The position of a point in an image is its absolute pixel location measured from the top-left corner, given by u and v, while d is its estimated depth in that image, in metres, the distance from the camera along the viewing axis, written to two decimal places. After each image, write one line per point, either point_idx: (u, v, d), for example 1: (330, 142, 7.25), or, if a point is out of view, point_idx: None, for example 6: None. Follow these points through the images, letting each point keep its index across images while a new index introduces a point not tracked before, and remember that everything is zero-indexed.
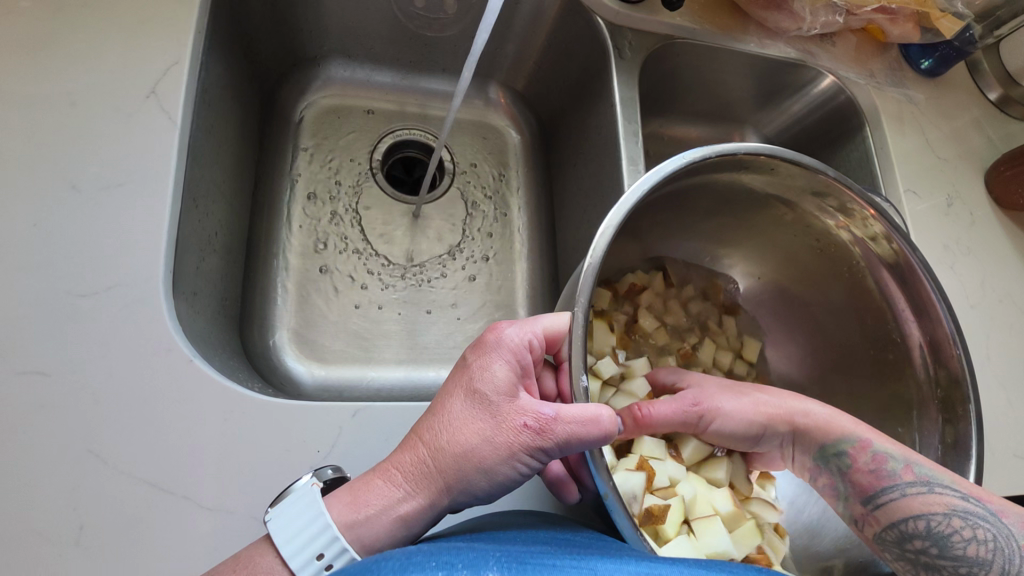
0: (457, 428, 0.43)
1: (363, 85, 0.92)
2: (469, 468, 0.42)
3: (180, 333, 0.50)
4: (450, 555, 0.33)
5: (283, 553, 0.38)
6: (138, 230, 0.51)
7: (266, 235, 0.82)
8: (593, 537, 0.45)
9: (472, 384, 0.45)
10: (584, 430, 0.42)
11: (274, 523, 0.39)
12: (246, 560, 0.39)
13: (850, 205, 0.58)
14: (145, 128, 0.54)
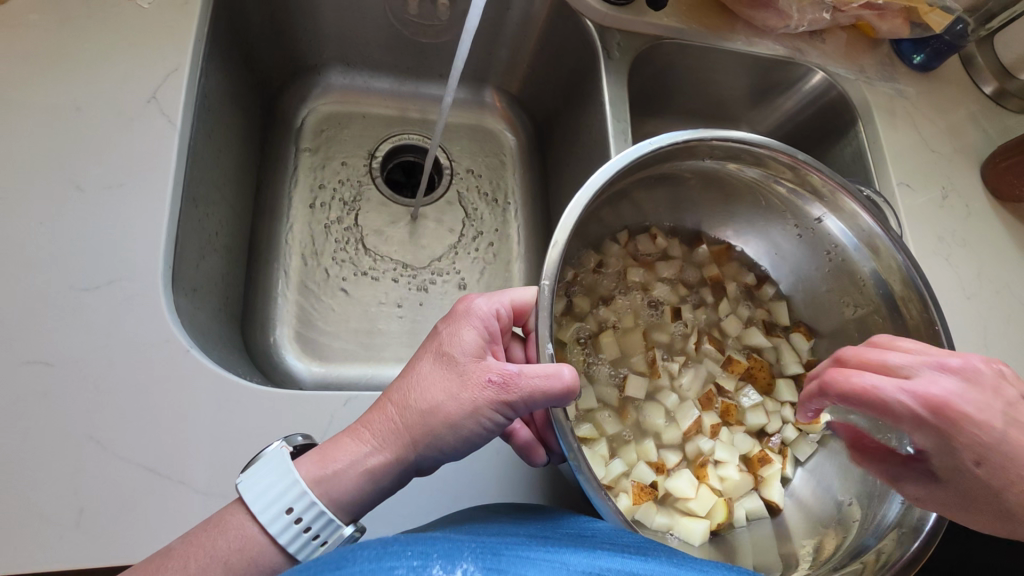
0: (425, 387, 0.44)
1: (362, 91, 0.95)
2: (435, 424, 0.43)
3: (178, 326, 0.52)
4: (425, 545, 0.34)
5: (254, 512, 0.40)
6: (140, 228, 0.53)
7: (267, 236, 0.85)
8: (563, 523, 0.46)
9: (441, 348, 0.46)
10: (547, 384, 0.43)
11: (245, 485, 0.40)
12: (219, 518, 0.40)
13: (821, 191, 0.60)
14: (146, 131, 0.56)
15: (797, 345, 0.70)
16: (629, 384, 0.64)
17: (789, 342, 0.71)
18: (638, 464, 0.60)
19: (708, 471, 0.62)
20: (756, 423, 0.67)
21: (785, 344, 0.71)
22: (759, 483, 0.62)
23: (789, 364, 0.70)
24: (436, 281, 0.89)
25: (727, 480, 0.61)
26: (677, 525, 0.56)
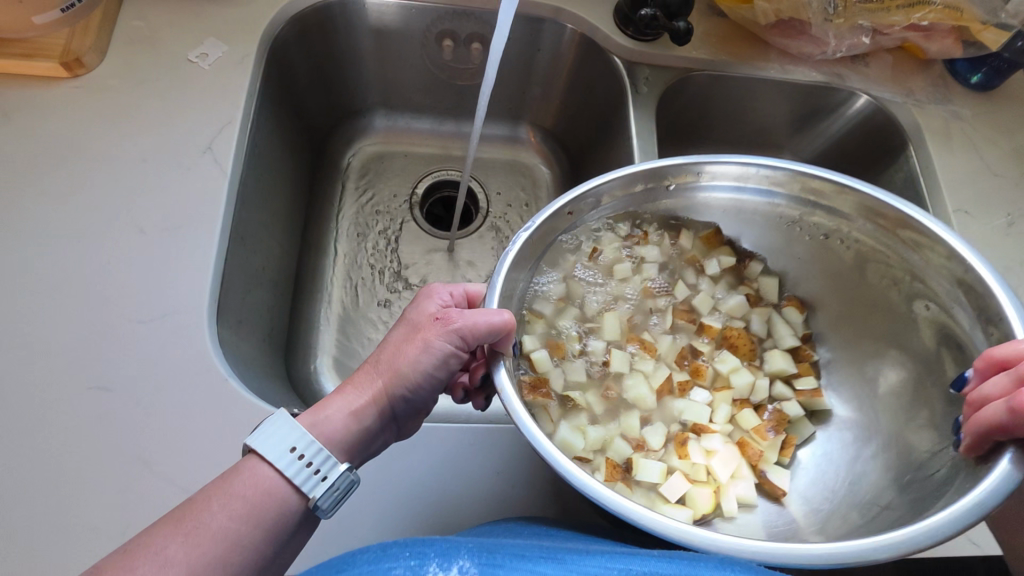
0: (390, 346, 0.51)
1: (404, 131, 1.00)
2: (402, 368, 0.49)
3: (219, 356, 0.57)
4: (425, 544, 0.36)
5: (265, 455, 0.42)
6: (192, 265, 0.59)
7: (313, 269, 0.90)
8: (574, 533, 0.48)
9: (405, 319, 0.53)
10: (483, 313, 0.48)
11: (255, 437, 0.43)
12: (230, 471, 0.43)
13: (833, 184, 0.57)
14: (201, 179, 0.63)
15: (793, 319, 0.67)
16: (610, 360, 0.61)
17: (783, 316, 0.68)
18: (615, 438, 0.58)
19: (691, 445, 0.57)
20: (744, 389, 0.62)
21: (779, 316, 0.67)
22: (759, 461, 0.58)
23: (784, 336, 0.66)
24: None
25: (711, 454, 0.57)
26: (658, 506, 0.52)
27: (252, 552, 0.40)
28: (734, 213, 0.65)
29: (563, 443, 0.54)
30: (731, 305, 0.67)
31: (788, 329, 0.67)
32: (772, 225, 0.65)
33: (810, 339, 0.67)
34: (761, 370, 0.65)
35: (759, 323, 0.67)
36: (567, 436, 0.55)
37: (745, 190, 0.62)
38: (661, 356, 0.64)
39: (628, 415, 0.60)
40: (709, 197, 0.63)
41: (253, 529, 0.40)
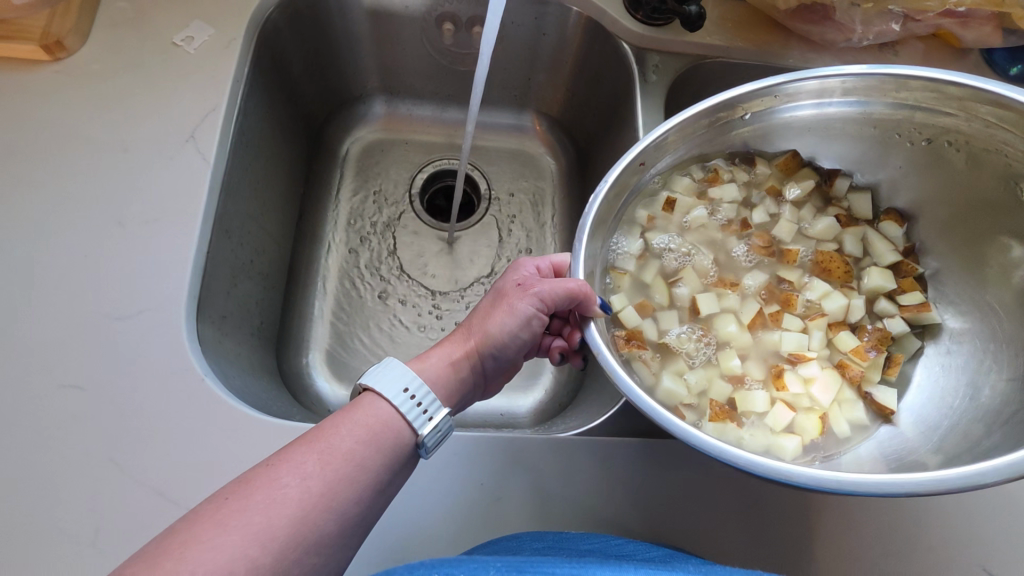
0: (479, 313, 0.56)
1: (406, 118, 0.97)
2: (489, 332, 0.54)
3: (198, 356, 0.55)
4: (452, 564, 0.36)
5: (383, 392, 0.47)
6: (172, 261, 0.57)
7: (308, 260, 0.88)
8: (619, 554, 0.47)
9: (495, 288, 0.58)
10: (558, 283, 0.51)
11: (369, 378, 0.48)
12: (354, 405, 0.47)
13: (937, 84, 0.53)
14: (183, 169, 0.61)
15: (891, 233, 0.64)
16: (698, 305, 0.59)
17: (878, 230, 0.65)
18: (716, 378, 0.57)
19: (788, 374, 0.57)
20: (837, 311, 0.61)
21: (875, 234, 0.64)
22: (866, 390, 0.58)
23: (882, 253, 0.63)
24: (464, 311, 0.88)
25: (811, 382, 0.57)
26: (772, 443, 0.53)
27: (359, 488, 0.43)
28: (826, 128, 0.61)
29: (665, 394, 0.54)
30: (818, 229, 0.64)
31: (884, 245, 0.64)
32: (872, 138, 0.61)
33: (912, 250, 0.64)
34: (857, 289, 0.62)
35: (850, 246, 0.64)
36: (671, 386, 0.54)
37: (832, 105, 0.58)
38: (746, 292, 0.62)
39: (726, 356, 0.58)
40: (800, 117, 0.59)
41: (376, 452, 0.45)
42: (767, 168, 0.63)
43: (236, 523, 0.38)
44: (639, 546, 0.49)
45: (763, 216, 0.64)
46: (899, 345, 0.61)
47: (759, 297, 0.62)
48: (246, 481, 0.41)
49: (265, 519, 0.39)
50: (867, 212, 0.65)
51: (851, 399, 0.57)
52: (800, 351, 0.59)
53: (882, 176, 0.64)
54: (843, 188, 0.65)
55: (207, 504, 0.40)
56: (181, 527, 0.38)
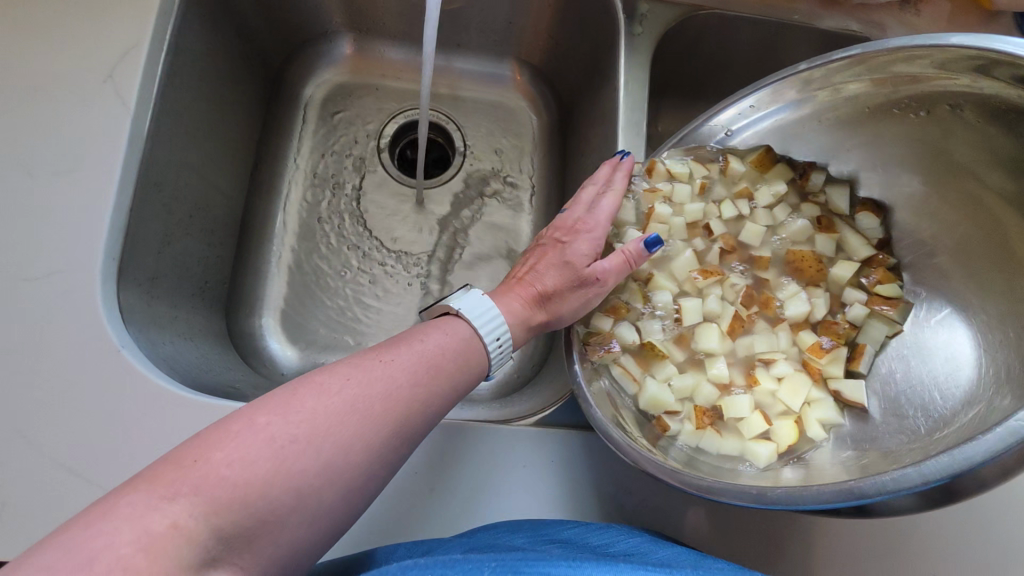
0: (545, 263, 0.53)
1: (375, 62, 0.89)
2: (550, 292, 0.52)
3: (114, 323, 0.51)
4: (446, 565, 0.34)
5: (463, 316, 0.48)
6: (85, 217, 0.52)
7: (263, 213, 0.82)
8: (597, 547, 0.41)
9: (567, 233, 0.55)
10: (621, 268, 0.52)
11: (456, 303, 0.49)
12: (403, 339, 0.45)
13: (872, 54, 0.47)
14: (101, 114, 0.55)
15: (866, 225, 0.57)
16: (682, 311, 0.55)
17: (855, 225, 0.57)
18: (702, 382, 0.54)
19: (759, 373, 0.54)
20: (798, 315, 0.56)
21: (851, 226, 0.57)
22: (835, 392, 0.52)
23: (856, 248, 0.57)
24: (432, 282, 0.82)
25: (783, 380, 0.53)
26: (744, 449, 0.50)
27: (426, 398, 0.41)
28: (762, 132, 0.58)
29: (650, 400, 0.52)
30: (794, 229, 0.58)
31: (858, 239, 0.57)
32: (822, 128, 0.57)
33: (886, 242, 0.56)
34: (822, 286, 0.57)
35: (825, 246, 0.58)
36: (657, 392, 0.52)
37: (743, 129, 0.58)
38: (730, 290, 0.57)
39: (712, 363, 0.54)
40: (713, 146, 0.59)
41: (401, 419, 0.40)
42: (740, 164, 0.57)
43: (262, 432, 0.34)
44: (613, 538, 0.43)
45: (734, 210, 0.58)
46: (865, 337, 0.54)
47: (737, 297, 0.56)
48: (315, 377, 0.38)
49: (335, 421, 0.36)
50: (845, 207, 0.57)
51: (822, 399, 0.52)
52: (769, 354, 0.55)
53: (850, 157, 0.57)
54: (819, 182, 0.58)
55: (282, 389, 0.37)
56: (253, 409, 0.36)
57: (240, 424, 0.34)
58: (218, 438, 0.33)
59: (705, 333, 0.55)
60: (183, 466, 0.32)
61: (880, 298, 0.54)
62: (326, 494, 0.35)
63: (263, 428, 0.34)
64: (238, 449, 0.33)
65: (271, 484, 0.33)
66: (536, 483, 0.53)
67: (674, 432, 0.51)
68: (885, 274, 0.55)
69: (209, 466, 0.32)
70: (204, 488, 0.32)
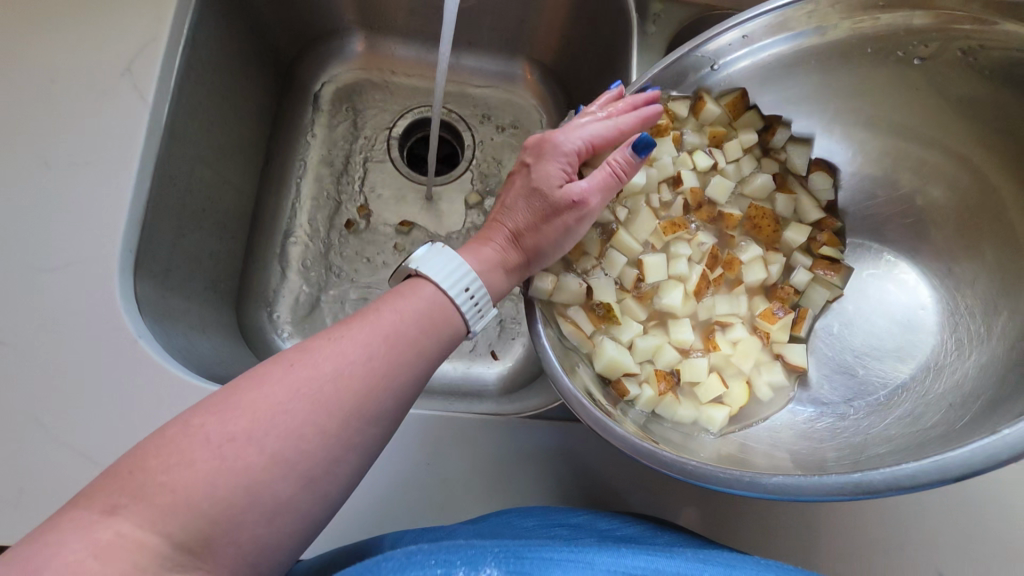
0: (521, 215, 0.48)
1: (386, 59, 0.89)
2: (537, 239, 0.47)
3: (131, 313, 0.51)
4: (449, 551, 0.32)
5: (432, 277, 0.44)
6: (103, 207, 0.53)
7: (274, 208, 0.82)
8: (603, 530, 0.42)
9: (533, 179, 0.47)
10: (609, 185, 0.47)
11: (418, 263, 0.45)
12: (363, 319, 0.41)
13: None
14: (119, 106, 0.55)
15: (817, 182, 0.57)
16: (648, 270, 0.53)
17: (809, 187, 0.57)
18: (664, 344, 0.53)
19: (719, 340, 0.54)
20: (756, 282, 0.55)
21: (805, 190, 0.57)
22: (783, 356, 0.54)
23: (807, 211, 0.57)
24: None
25: (738, 345, 0.54)
26: (701, 415, 0.50)
27: (385, 376, 0.38)
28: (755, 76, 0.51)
29: (608, 364, 0.50)
30: (755, 187, 0.57)
31: (811, 201, 0.57)
32: (807, 88, 0.52)
33: (830, 206, 0.58)
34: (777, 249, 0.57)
35: (785, 207, 0.57)
36: (615, 353, 0.50)
37: (728, 61, 0.50)
38: (698, 248, 0.55)
39: (677, 327, 0.54)
40: (688, 89, 0.52)
41: (360, 438, 0.37)
42: (712, 108, 0.52)
43: (201, 451, 0.33)
44: (620, 522, 0.44)
45: (707, 161, 0.54)
46: (807, 301, 0.57)
47: (702, 257, 0.55)
48: (261, 369, 0.37)
49: (275, 410, 0.35)
50: (805, 165, 0.56)
51: (772, 363, 0.54)
52: (727, 317, 0.55)
53: (824, 118, 0.54)
54: (783, 139, 0.55)
55: (227, 386, 0.36)
56: (193, 410, 0.35)
57: (177, 428, 0.34)
58: (155, 446, 0.33)
59: (667, 292, 0.54)
60: (123, 476, 0.32)
61: (825, 263, 0.56)
62: (280, 485, 0.34)
63: (198, 430, 0.33)
64: (175, 454, 0.32)
65: (215, 484, 0.32)
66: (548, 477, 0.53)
67: (632, 397, 0.50)
68: (835, 241, 0.56)
69: (144, 475, 0.32)
70: (143, 495, 0.31)
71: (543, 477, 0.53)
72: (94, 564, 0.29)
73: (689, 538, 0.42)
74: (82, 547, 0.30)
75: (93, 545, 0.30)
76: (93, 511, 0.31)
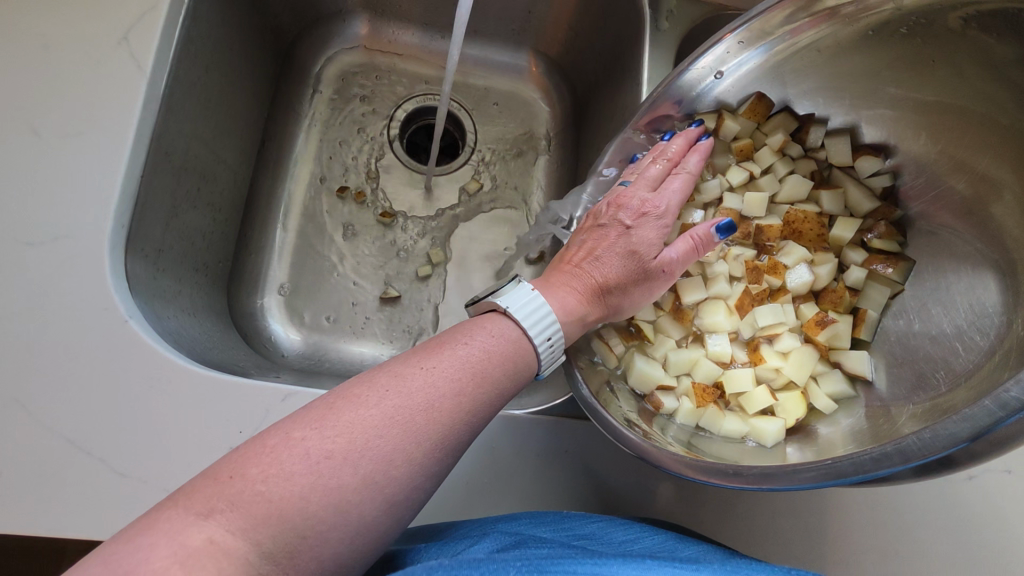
0: (604, 258, 0.47)
1: (389, 43, 0.87)
2: (614, 286, 0.47)
3: (120, 292, 0.49)
4: (470, 566, 0.32)
5: (511, 313, 0.42)
6: (94, 179, 0.50)
7: (268, 190, 0.79)
8: (618, 536, 0.41)
9: (637, 215, 0.48)
10: (691, 252, 0.48)
11: (502, 299, 0.43)
12: (439, 345, 0.39)
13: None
14: (115, 74, 0.53)
15: (865, 171, 0.52)
16: (683, 290, 0.51)
17: (858, 176, 0.52)
18: (701, 358, 0.50)
19: (765, 350, 0.50)
20: (802, 287, 0.51)
21: (853, 181, 0.52)
22: (844, 361, 0.49)
23: (859, 202, 0.52)
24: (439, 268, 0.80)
25: (790, 356, 0.50)
26: (750, 429, 0.47)
27: (471, 408, 0.37)
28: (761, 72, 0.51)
29: (639, 378, 0.49)
30: (793, 188, 0.54)
31: (862, 192, 0.52)
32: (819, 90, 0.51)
33: (892, 192, 0.52)
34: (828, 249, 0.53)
35: (832, 203, 0.53)
36: (645, 367, 0.49)
37: (735, 70, 0.50)
38: (734, 261, 0.53)
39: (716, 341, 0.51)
40: (709, 106, 0.53)
41: (446, 458, 0.35)
42: (734, 123, 0.52)
43: (290, 458, 0.31)
44: (636, 531, 0.43)
45: (743, 175, 0.53)
46: (866, 302, 0.50)
47: (742, 272, 0.52)
48: (354, 386, 0.35)
49: (372, 434, 0.33)
50: (847, 157, 0.52)
51: (829, 373, 0.49)
52: (772, 328, 0.51)
53: (847, 107, 0.51)
54: (818, 137, 0.53)
55: (321, 400, 0.34)
56: (290, 421, 0.33)
57: (276, 438, 0.32)
58: (253, 453, 0.31)
59: (708, 311, 0.52)
60: (220, 481, 0.30)
61: (881, 257, 0.50)
62: (368, 509, 0.32)
63: (299, 443, 0.31)
64: (273, 465, 0.30)
65: (307, 499, 0.30)
66: (549, 474, 0.52)
67: (669, 410, 0.49)
68: (891, 231, 0.50)
69: (243, 483, 0.30)
70: (240, 504, 0.29)
71: (544, 473, 0.52)
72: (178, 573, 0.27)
73: (714, 549, 0.41)
74: (170, 552, 0.27)
75: (181, 552, 0.27)
76: (189, 510, 0.29)
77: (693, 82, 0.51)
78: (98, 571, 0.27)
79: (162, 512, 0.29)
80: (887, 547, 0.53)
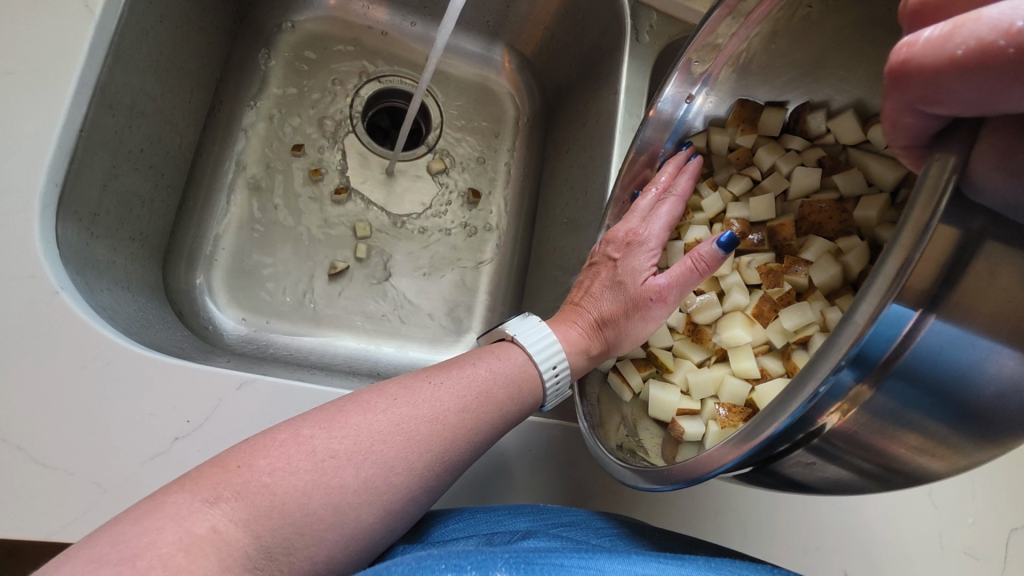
0: (599, 294, 0.50)
1: (357, 17, 0.81)
2: (614, 321, 0.49)
3: (52, 260, 0.44)
4: (459, 555, 0.32)
5: (520, 343, 0.45)
6: (29, 129, 0.45)
7: (215, 158, 0.73)
8: (599, 530, 0.42)
9: (628, 252, 0.50)
10: (688, 277, 0.47)
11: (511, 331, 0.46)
12: (446, 368, 0.42)
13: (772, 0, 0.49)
14: (58, 14, 0.47)
15: (881, 142, 0.48)
16: (695, 311, 0.52)
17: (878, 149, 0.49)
18: (725, 377, 0.49)
19: (800, 357, 0.46)
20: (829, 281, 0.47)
21: (868, 154, 0.49)
22: None
23: (881, 175, 0.47)
24: (370, 244, 0.76)
25: None
26: None
27: (471, 425, 0.38)
28: (742, 83, 0.55)
29: (657, 406, 0.49)
30: (803, 181, 0.52)
31: (881, 164, 0.47)
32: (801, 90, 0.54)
33: None
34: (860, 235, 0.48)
35: (849, 186, 0.50)
36: (660, 393, 0.49)
37: (701, 91, 0.55)
38: (750, 269, 0.51)
39: (739, 356, 0.49)
40: (699, 125, 0.57)
41: (443, 473, 0.36)
42: (723, 138, 0.56)
43: (297, 448, 0.32)
44: (614, 522, 0.44)
45: (744, 183, 0.55)
46: None
47: (760, 278, 0.51)
48: (365, 394, 0.37)
49: (376, 439, 0.34)
50: (856, 133, 0.50)
51: None
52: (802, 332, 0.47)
53: (850, 87, 0.50)
54: (820, 124, 0.52)
55: (332, 403, 0.36)
56: (301, 420, 0.34)
57: (286, 434, 0.33)
58: (264, 444, 0.32)
59: (727, 327, 0.51)
60: (228, 469, 0.31)
61: None
62: (365, 514, 0.32)
63: (307, 440, 0.32)
64: (281, 458, 0.31)
65: (309, 495, 0.31)
66: (518, 475, 0.52)
67: (696, 436, 0.47)
68: None
69: (250, 473, 0.30)
70: (245, 494, 0.30)
71: (512, 472, 0.52)
72: (184, 560, 0.27)
73: (694, 549, 0.43)
74: (176, 539, 0.27)
75: (187, 538, 0.28)
76: (195, 497, 0.29)
77: (672, 111, 0.55)
78: (105, 549, 0.26)
79: (170, 496, 0.29)
80: (807, 542, 0.56)
